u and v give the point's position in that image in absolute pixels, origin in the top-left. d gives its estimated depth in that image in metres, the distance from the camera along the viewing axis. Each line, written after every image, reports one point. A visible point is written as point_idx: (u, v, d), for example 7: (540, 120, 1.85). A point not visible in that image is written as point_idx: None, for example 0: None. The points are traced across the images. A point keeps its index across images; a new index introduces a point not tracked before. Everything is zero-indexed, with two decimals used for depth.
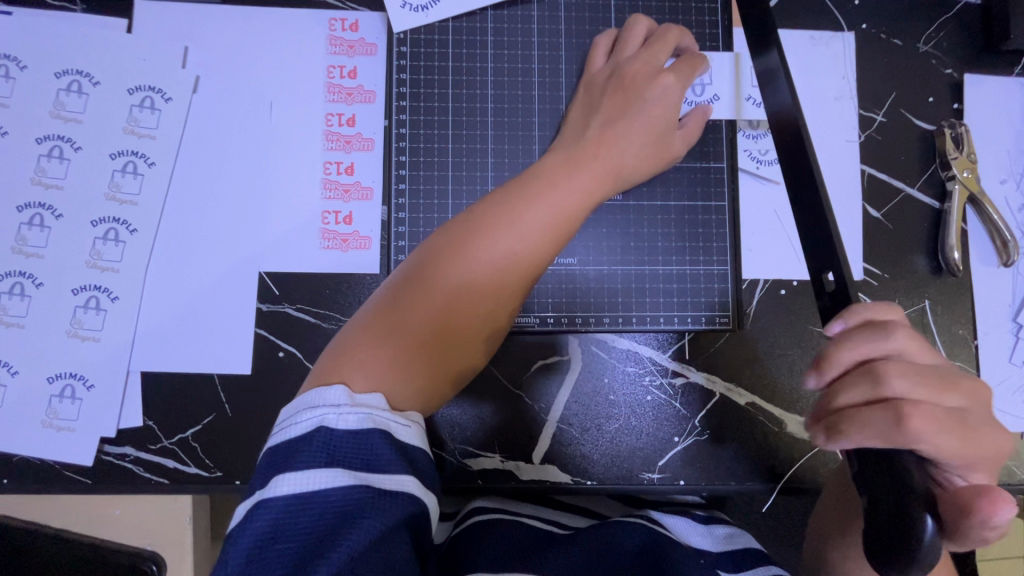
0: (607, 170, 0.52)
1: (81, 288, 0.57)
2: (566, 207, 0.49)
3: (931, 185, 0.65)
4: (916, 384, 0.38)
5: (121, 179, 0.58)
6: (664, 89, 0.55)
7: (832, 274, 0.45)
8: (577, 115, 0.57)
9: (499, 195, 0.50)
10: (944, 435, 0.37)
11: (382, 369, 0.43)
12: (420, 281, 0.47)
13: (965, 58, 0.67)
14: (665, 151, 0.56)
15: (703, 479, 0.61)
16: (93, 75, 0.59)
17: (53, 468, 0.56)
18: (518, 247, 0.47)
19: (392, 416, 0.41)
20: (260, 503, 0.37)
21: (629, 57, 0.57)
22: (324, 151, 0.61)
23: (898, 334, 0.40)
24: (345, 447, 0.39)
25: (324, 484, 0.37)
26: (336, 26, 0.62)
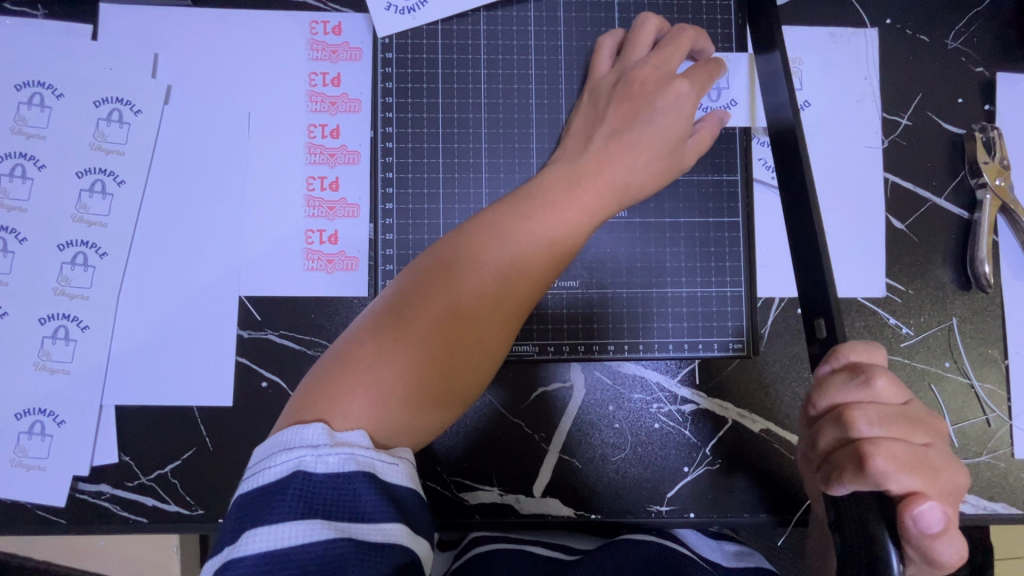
0: (613, 187, 0.48)
1: (48, 317, 0.53)
2: (566, 228, 0.45)
3: (959, 194, 0.61)
4: (886, 428, 0.36)
5: (89, 199, 0.54)
6: (677, 97, 0.50)
7: (824, 322, 0.43)
8: (579, 126, 0.53)
9: (496, 211, 0.46)
10: (914, 476, 0.35)
11: (367, 401, 0.39)
12: (413, 302, 0.42)
13: (997, 55, 0.62)
14: (675, 165, 0.51)
15: (714, 511, 0.57)
16: (56, 87, 0.55)
17: (24, 508, 0.53)
18: (516, 270, 0.43)
19: (379, 456, 0.38)
20: (232, 561, 0.34)
21: (637, 62, 0.52)
22: (306, 166, 0.57)
23: (877, 379, 0.37)
24: (325, 495, 0.35)
25: (300, 539, 0.34)
26: (317, 29, 0.57)
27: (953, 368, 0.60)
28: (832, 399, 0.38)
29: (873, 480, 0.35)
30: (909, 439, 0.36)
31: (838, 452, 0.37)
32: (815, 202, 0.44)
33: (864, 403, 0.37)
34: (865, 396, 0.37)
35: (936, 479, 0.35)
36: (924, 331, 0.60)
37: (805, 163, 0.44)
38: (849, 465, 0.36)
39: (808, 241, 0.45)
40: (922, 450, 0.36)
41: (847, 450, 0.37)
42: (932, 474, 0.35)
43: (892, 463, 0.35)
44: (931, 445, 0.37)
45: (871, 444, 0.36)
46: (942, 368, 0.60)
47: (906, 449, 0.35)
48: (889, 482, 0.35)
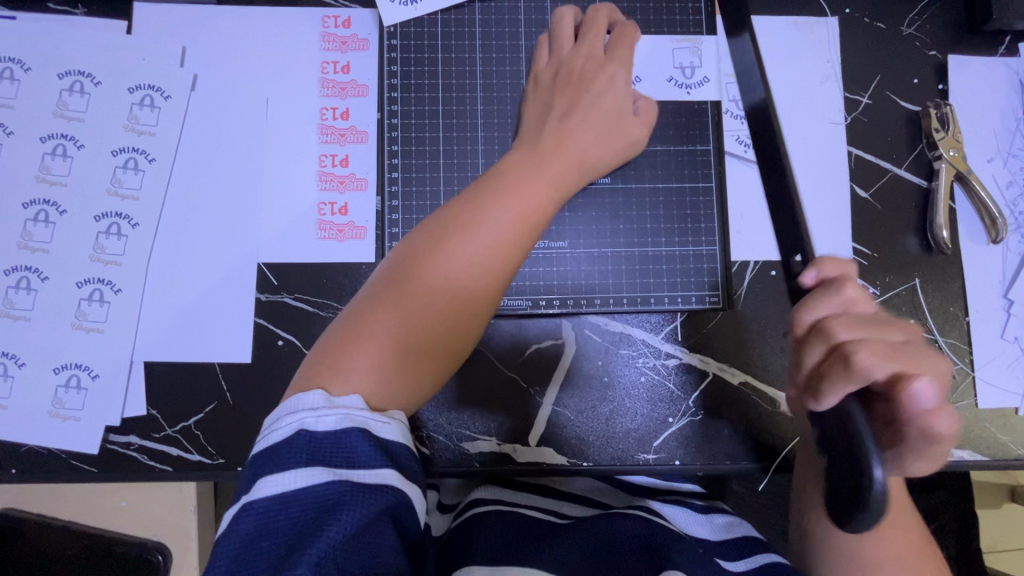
0: (573, 162, 0.54)
1: (85, 282, 0.58)
2: (535, 200, 0.50)
3: (918, 165, 0.66)
4: (862, 331, 0.42)
5: (123, 175, 0.60)
6: (612, 80, 0.58)
7: (798, 257, 0.51)
8: (530, 113, 0.58)
9: (471, 192, 0.51)
10: (893, 364, 0.41)
11: (365, 370, 0.44)
12: (399, 280, 0.47)
13: (948, 39, 0.68)
14: (625, 139, 0.58)
15: (698, 459, 0.61)
16: (95, 76, 0.61)
17: (60, 457, 0.57)
18: (491, 242, 0.48)
19: (372, 415, 0.42)
20: (248, 504, 0.39)
21: (569, 54, 0.59)
22: (319, 144, 0.62)
23: (848, 289, 0.43)
24: (324, 447, 0.40)
25: (305, 483, 0.39)
26: (329, 23, 0.64)
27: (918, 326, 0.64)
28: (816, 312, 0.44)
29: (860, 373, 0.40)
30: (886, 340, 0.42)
31: (826, 363, 0.42)
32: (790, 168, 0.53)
33: (840, 311, 0.43)
34: (840, 304, 0.43)
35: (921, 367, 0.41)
36: (890, 290, 0.65)
37: (779, 135, 0.54)
38: (838, 367, 0.41)
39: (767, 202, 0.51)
40: (901, 344, 0.42)
41: (834, 355, 0.42)
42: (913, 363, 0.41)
43: (872, 356, 0.41)
44: (909, 341, 0.42)
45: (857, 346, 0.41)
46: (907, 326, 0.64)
47: (885, 344, 0.41)
48: (875, 374, 0.40)
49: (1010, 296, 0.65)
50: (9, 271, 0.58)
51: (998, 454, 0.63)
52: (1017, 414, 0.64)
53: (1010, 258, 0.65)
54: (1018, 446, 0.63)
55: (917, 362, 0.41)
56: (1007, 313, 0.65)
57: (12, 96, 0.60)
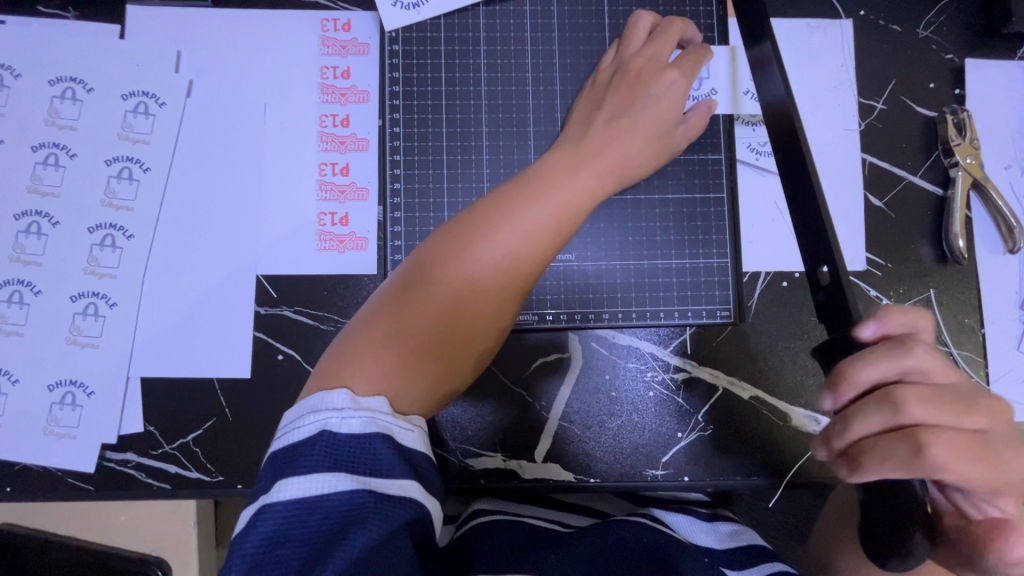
0: (612, 167, 0.51)
1: (79, 295, 0.57)
2: (567, 203, 0.48)
3: (934, 173, 0.64)
4: (930, 407, 0.38)
5: (117, 185, 0.58)
6: (670, 84, 0.54)
7: (826, 267, 0.44)
8: (579, 112, 0.56)
9: (501, 192, 0.49)
10: (966, 463, 0.38)
11: (384, 371, 0.43)
12: (426, 279, 0.46)
13: (965, 42, 0.66)
14: (667, 148, 0.55)
15: (707, 475, 0.60)
16: (87, 82, 0.59)
17: (56, 475, 0.56)
18: (522, 245, 0.46)
19: (396, 420, 0.41)
20: (266, 506, 0.37)
21: (632, 53, 0.56)
22: (319, 153, 0.61)
23: (915, 353, 0.39)
24: (347, 451, 0.38)
25: (326, 489, 0.37)
26: (328, 26, 0.62)
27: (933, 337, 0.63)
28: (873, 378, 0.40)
29: (924, 467, 0.37)
30: (962, 425, 0.38)
31: (876, 437, 0.39)
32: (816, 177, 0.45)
33: (907, 384, 0.39)
34: (900, 373, 0.39)
35: (988, 462, 0.38)
36: (904, 301, 0.63)
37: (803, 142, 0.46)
38: (889, 449, 0.38)
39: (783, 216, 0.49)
40: (976, 436, 0.38)
41: (897, 436, 0.38)
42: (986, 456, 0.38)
43: (946, 451, 0.37)
44: (982, 430, 0.39)
45: (931, 436, 0.38)
46: None
47: (961, 436, 0.38)
48: (941, 468, 0.37)
49: None
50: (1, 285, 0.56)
51: None
52: None
53: None
54: None
55: (987, 457, 0.38)
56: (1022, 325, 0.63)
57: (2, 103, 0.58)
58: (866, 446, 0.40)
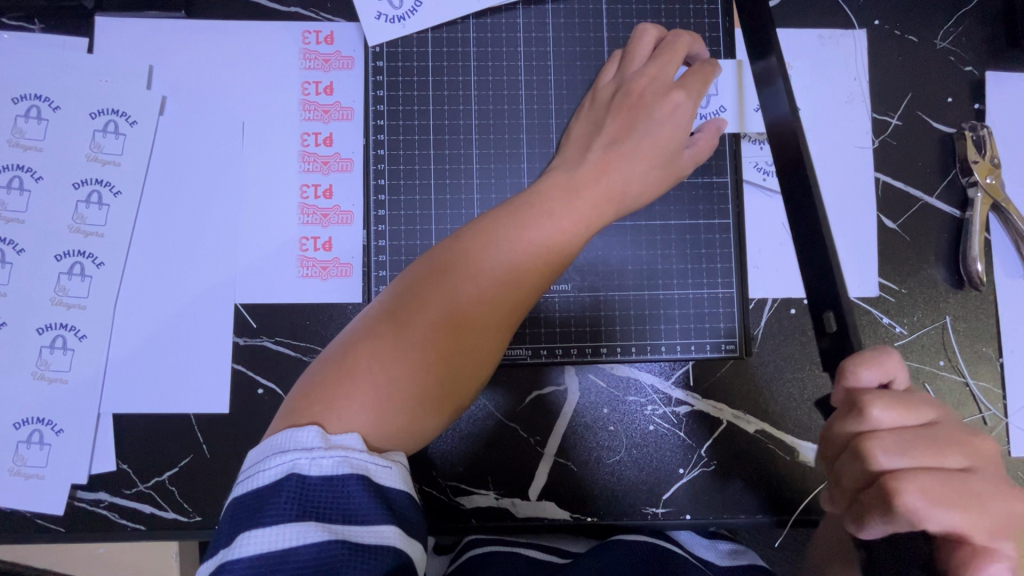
0: (610, 195, 0.48)
1: (46, 327, 0.54)
2: (563, 232, 0.45)
3: (951, 193, 0.61)
4: (906, 456, 0.34)
5: (86, 210, 0.55)
6: (675, 107, 0.50)
7: (833, 314, 0.41)
8: (578, 134, 0.53)
9: (493, 216, 0.46)
10: (951, 509, 0.32)
11: (357, 404, 0.39)
12: (412, 306, 0.42)
13: (986, 53, 0.62)
14: (671, 176, 0.51)
15: (709, 513, 0.57)
16: (53, 100, 0.56)
17: (24, 517, 0.53)
18: (513, 274, 0.43)
19: (373, 459, 0.38)
20: (227, 563, 0.34)
21: (636, 72, 0.53)
22: (300, 174, 0.57)
23: (880, 405, 0.35)
24: (318, 497, 0.36)
25: (294, 540, 0.34)
26: (310, 38, 0.58)
27: (948, 367, 0.60)
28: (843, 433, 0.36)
29: (903, 521, 0.32)
30: (943, 467, 0.33)
31: (862, 492, 0.35)
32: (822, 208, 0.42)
33: (876, 433, 0.34)
34: (870, 426, 0.35)
35: (984, 512, 0.32)
36: (919, 329, 0.60)
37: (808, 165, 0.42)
38: (873, 505, 0.34)
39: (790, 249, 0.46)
40: (956, 476, 0.33)
41: (873, 489, 0.34)
42: (980, 502, 0.32)
43: (921, 499, 0.32)
44: (969, 470, 0.33)
45: (900, 480, 0.33)
46: (937, 367, 0.60)
47: (938, 480, 0.32)
48: (924, 521, 0.32)
49: None
50: None
51: None
52: None
53: None
54: None
55: (983, 503, 0.32)
56: None
57: None
58: (858, 501, 0.35)
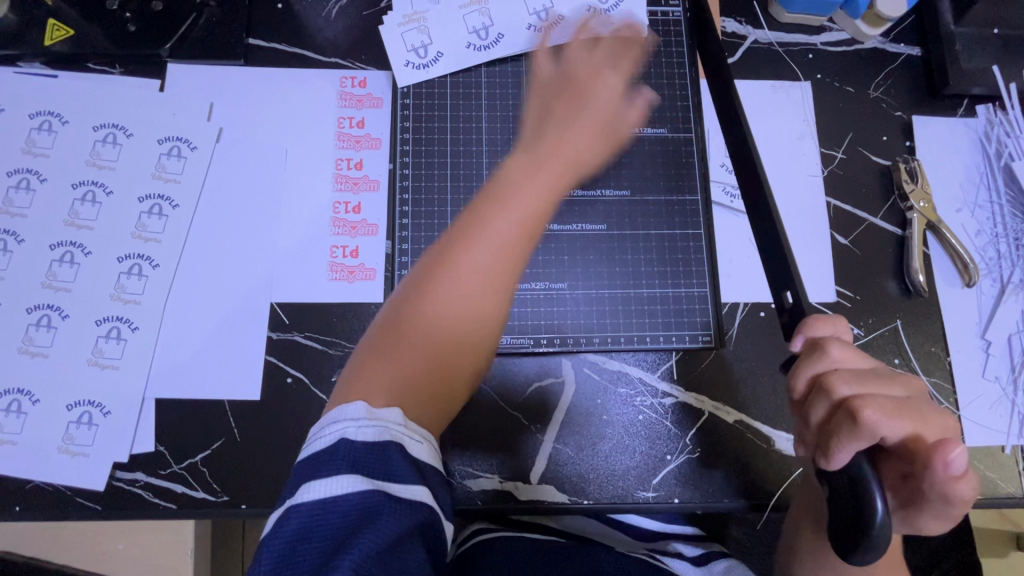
0: (565, 159, 0.61)
1: (104, 319, 0.61)
2: (526, 206, 0.56)
3: (893, 215, 0.71)
4: (863, 386, 0.43)
5: (147, 220, 0.63)
6: (615, 78, 0.66)
7: (790, 294, 0.53)
8: (530, 117, 0.64)
9: (467, 213, 0.57)
10: (900, 421, 0.41)
11: (389, 387, 0.48)
12: (409, 307, 0.52)
13: (912, 101, 0.74)
14: (617, 131, 0.65)
15: (696, 497, 0.62)
16: (127, 128, 0.66)
17: (65, 493, 0.58)
18: (490, 255, 0.54)
19: (407, 431, 0.45)
20: (290, 509, 0.40)
21: (570, 61, 0.66)
22: (333, 192, 0.67)
23: (834, 348, 0.45)
24: (365, 456, 0.42)
25: (346, 489, 0.40)
26: (346, 83, 0.69)
27: (902, 365, 0.67)
28: (807, 374, 0.45)
29: (868, 430, 0.41)
30: (891, 394, 0.43)
31: (832, 420, 0.43)
32: (778, 216, 0.54)
33: (835, 368, 0.44)
34: (828, 364, 0.44)
35: (927, 423, 0.42)
36: (874, 331, 0.68)
37: (767, 186, 0.55)
38: (845, 422, 0.42)
39: (775, 241, 0.55)
40: (901, 399, 0.43)
41: (842, 413, 0.43)
42: (922, 417, 0.42)
43: (880, 412, 0.41)
44: (909, 396, 0.44)
45: (861, 401, 0.42)
46: (892, 364, 0.67)
47: (889, 399, 0.42)
48: (882, 432, 0.41)
49: (987, 336, 0.68)
50: (31, 309, 0.60)
51: (989, 492, 0.65)
52: (1004, 452, 0.66)
53: (986, 301, 0.69)
54: (1006, 484, 0.65)
55: (924, 417, 0.42)
56: (985, 354, 0.68)
57: (48, 146, 0.64)
58: (829, 426, 0.43)
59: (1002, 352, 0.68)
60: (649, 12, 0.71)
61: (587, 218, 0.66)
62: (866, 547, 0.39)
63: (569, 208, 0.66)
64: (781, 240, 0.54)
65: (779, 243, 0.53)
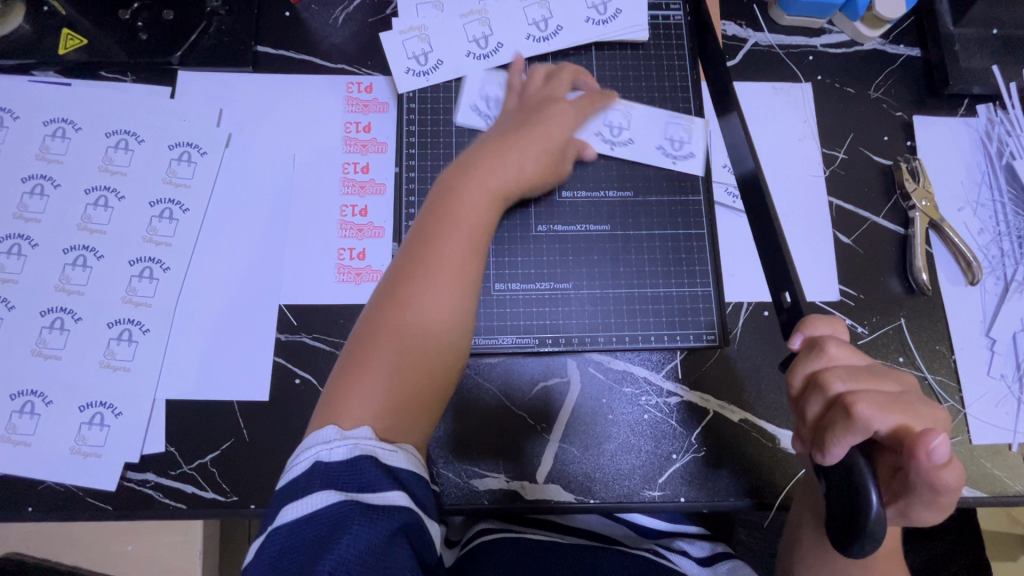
0: (510, 181, 0.60)
1: (115, 322, 0.62)
2: (476, 223, 0.57)
3: (895, 214, 0.71)
4: (856, 382, 0.43)
5: (158, 224, 0.65)
6: (555, 108, 0.64)
7: (788, 293, 0.54)
8: (478, 139, 0.64)
9: (422, 225, 0.57)
10: (891, 414, 0.41)
11: (362, 408, 0.49)
12: (374, 330, 0.52)
13: (912, 101, 0.75)
14: (557, 161, 0.63)
15: (703, 496, 0.62)
16: (139, 134, 0.67)
17: (78, 494, 0.58)
18: (449, 256, 0.54)
19: (380, 444, 0.46)
20: (271, 531, 0.42)
21: (529, 92, 0.67)
22: (341, 196, 0.68)
23: (829, 346, 0.45)
24: (336, 474, 0.44)
25: (319, 505, 0.42)
26: (353, 89, 0.71)
27: (907, 363, 0.67)
28: (800, 373, 0.45)
29: (862, 425, 0.41)
30: (883, 389, 0.43)
31: (826, 416, 0.43)
32: (774, 213, 0.55)
33: (829, 365, 0.44)
34: (823, 362, 0.44)
35: (920, 417, 0.42)
36: (878, 329, 0.68)
37: (765, 188, 0.55)
38: (838, 418, 0.42)
39: (773, 244, 0.55)
40: (895, 394, 0.43)
41: (834, 409, 0.43)
42: (914, 411, 0.42)
43: (873, 407, 0.41)
44: (903, 391, 0.44)
45: (854, 396, 0.42)
46: (897, 363, 0.67)
47: (882, 394, 0.42)
48: (876, 426, 0.41)
49: (992, 334, 0.68)
50: (45, 312, 0.61)
51: (997, 490, 0.64)
52: (1011, 450, 0.66)
53: (990, 300, 0.69)
54: (1014, 481, 0.65)
55: (916, 411, 0.42)
56: (990, 352, 0.68)
57: (61, 152, 0.66)
58: (823, 423, 0.43)
59: (1008, 350, 0.68)
60: (650, 16, 0.72)
61: (591, 220, 0.67)
62: (861, 543, 0.39)
63: (572, 210, 0.67)
64: (776, 238, 0.55)
65: (778, 244, 0.54)
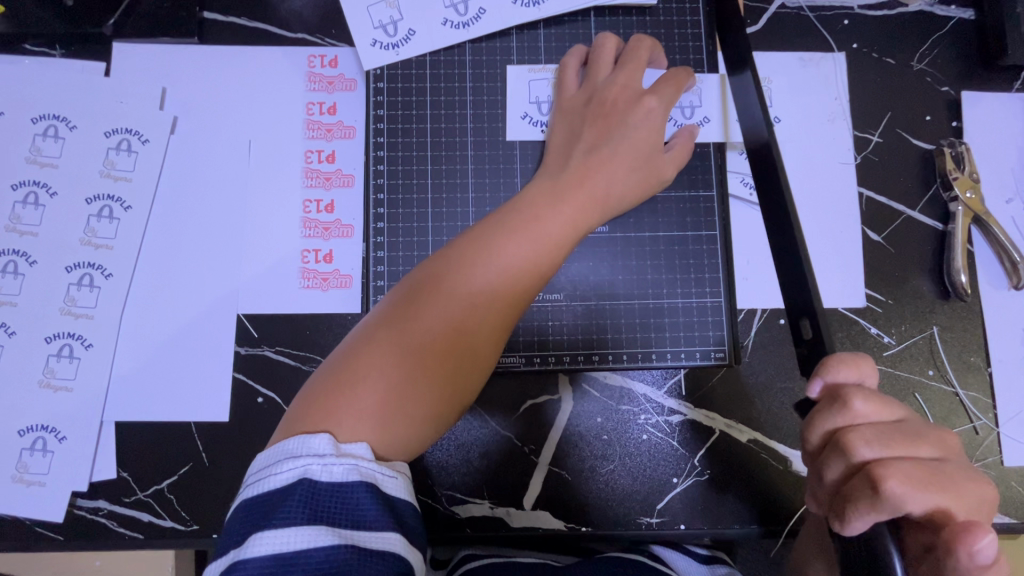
0: (596, 195, 0.51)
1: (54, 336, 0.56)
2: (547, 239, 0.47)
3: (934, 208, 0.63)
4: (886, 447, 0.36)
5: (97, 223, 0.57)
6: (648, 112, 0.54)
7: (809, 323, 0.46)
8: (558, 140, 0.55)
9: (485, 224, 0.48)
10: (926, 494, 0.34)
11: (364, 414, 0.41)
12: (395, 327, 0.44)
13: (961, 74, 0.65)
14: (652, 173, 0.54)
15: (704, 523, 0.57)
16: (70, 120, 0.59)
17: (25, 524, 0.54)
18: (507, 278, 0.46)
19: (380, 468, 0.40)
20: (238, 562, 0.36)
21: (603, 82, 0.56)
22: (303, 189, 0.60)
23: (857, 401, 0.37)
24: (328, 503, 0.37)
25: (306, 544, 0.35)
26: (315, 63, 0.61)
27: (937, 377, 0.61)
28: (817, 429, 0.39)
29: (890, 506, 0.34)
30: (918, 457, 0.36)
31: (848, 484, 0.37)
32: (796, 219, 0.47)
33: (853, 425, 0.37)
34: (848, 419, 0.38)
35: (961, 495, 0.35)
36: (906, 340, 0.61)
37: (785, 189, 0.48)
38: (863, 493, 0.35)
39: (794, 256, 0.48)
40: (931, 464, 0.36)
41: (858, 479, 0.36)
42: (955, 487, 0.35)
43: (906, 484, 0.34)
44: (942, 459, 0.37)
45: (884, 468, 0.35)
46: (926, 377, 0.61)
47: (918, 467, 0.35)
48: (908, 507, 0.34)
49: None
50: None
51: None
52: None
53: None
54: None
55: (957, 488, 0.35)
56: None
57: None
58: (844, 492, 0.37)
59: None
60: None
61: None
62: None
63: None
64: (797, 246, 0.47)
65: (800, 259, 0.47)
